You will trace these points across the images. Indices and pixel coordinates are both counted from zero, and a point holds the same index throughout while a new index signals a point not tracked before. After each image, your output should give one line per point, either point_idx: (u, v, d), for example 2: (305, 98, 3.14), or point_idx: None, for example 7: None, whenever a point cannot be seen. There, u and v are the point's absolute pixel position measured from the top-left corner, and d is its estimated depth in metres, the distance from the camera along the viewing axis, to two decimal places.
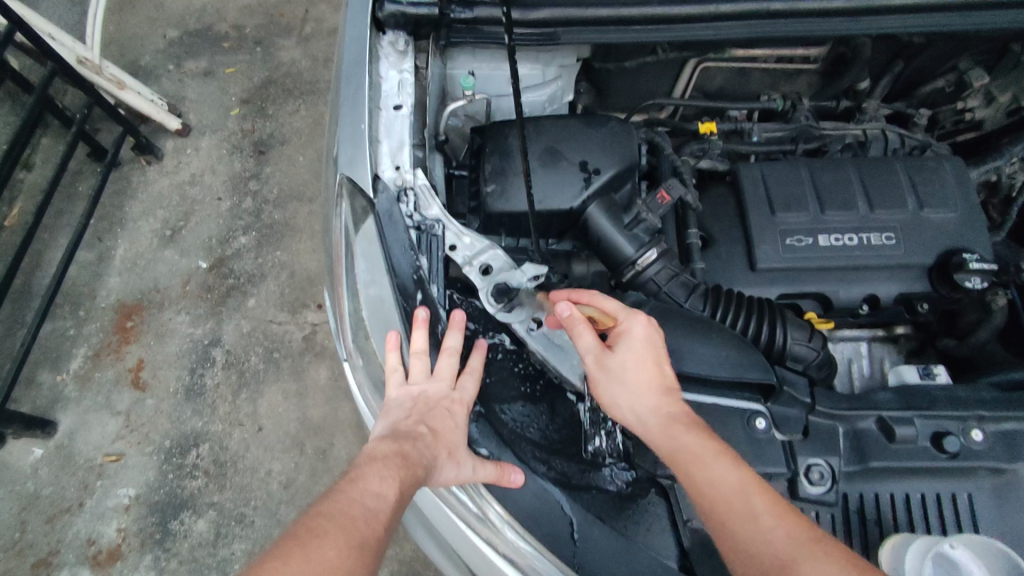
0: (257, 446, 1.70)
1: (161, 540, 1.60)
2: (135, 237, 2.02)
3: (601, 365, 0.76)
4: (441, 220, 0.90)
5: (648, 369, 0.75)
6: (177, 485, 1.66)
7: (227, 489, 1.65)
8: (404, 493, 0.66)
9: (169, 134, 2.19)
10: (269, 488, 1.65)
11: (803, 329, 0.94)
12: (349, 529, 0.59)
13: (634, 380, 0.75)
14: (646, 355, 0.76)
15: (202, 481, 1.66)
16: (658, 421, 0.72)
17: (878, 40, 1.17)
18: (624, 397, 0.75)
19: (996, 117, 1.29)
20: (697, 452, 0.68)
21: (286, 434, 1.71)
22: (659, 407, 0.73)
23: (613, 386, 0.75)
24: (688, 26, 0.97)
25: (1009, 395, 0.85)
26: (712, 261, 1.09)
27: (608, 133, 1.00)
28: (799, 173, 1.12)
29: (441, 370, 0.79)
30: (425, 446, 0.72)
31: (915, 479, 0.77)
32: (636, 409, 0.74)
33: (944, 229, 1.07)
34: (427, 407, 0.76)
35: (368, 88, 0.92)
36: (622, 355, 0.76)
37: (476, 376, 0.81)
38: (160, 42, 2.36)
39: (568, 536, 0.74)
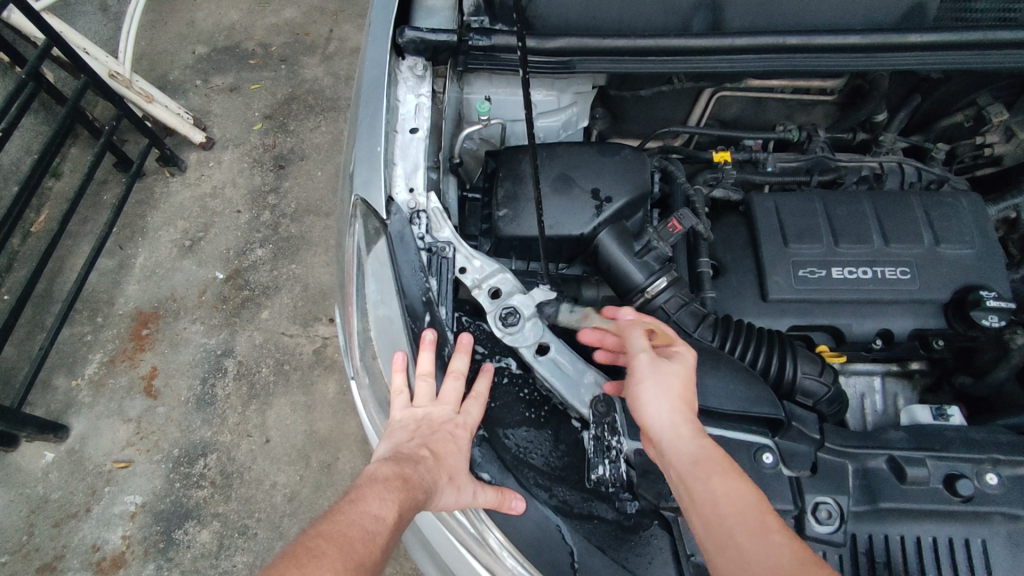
0: (264, 458, 1.71)
1: (164, 550, 1.60)
2: (155, 246, 2.06)
3: (652, 364, 0.78)
4: (453, 243, 0.90)
5: (689, 386, 0.77)
6: (183, 494, 1.67)
7: (231, 501, 1.65)
8: (403, 517, 0.66)
9: (193, 147, 2.25)
10: (274, 500, 1.65)
11: (814, 363, 0.92)
12: (347, 551, 0.59)
13: (678, 386, 0.76)
14: (692, 378, 0.78)
15: (208, 491, 1.67)
16: (689, 428, 0.72)
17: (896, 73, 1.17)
18: (663, 396, 0.75)
19: (1017, 153, 1.25)
20: (717, 464, 0.68)
21: (293, 446, 1.72)
22: (692, 420, 0.73)
23: (656, 383, 0.76)
24: (704, 58, 0.98)
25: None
26: (723, 290, 1.08)
27: (622, 162, 1.01)
28: (813, 205, 1.12)
29: (446, 393, 0.79)
30: (426, 469, 0.71)
31: (928, 523, 0.75)
32: (672, 413, 0.74)
33: (961, 266, 1.06)
34: (430, 430, 0.76)
35: (385, 112, 0.94)
36: (673, 365, 0.78)
37: (481, 401, 0.81)
38: (189, 58, 2.44)
39: (566, 565, 0.74)
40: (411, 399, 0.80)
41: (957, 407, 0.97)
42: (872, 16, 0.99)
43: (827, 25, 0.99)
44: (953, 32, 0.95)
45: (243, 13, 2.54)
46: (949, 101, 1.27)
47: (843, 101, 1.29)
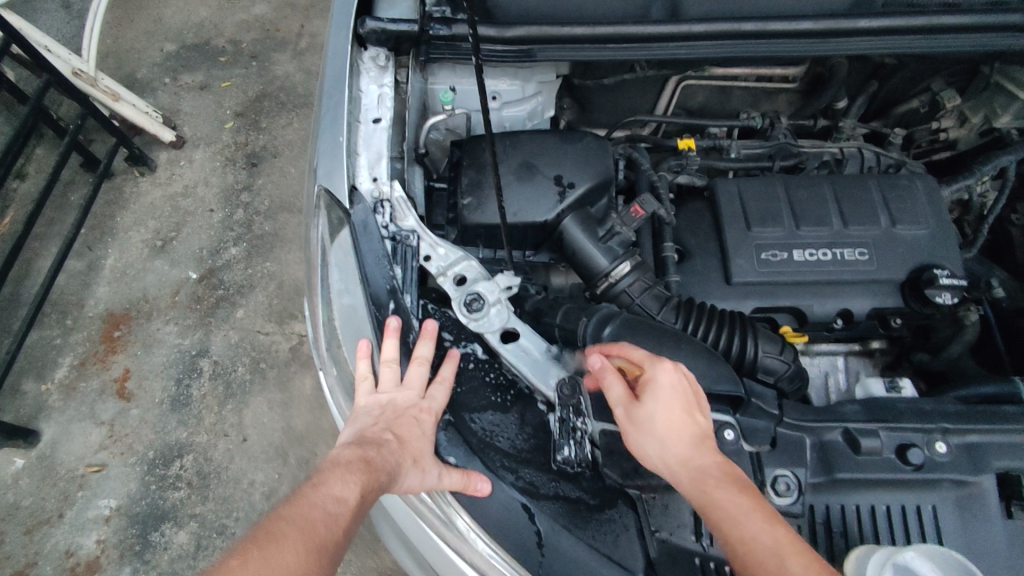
0: (241, 457, 1.70)
1: (140, 552, 1.59)
2: (125, 248, 2.03)
3: (631, 416, 0.73)
4: (417, 231, 0.91)
5: (677, 417, 0.72)
6: (159, 496, 1.65)
7: (209, 501, 1.64)
8: (365, 499, 0.68)
9: (163, 146, 2.22)
10: (252, 499, 1.64)
11: (774, 342, 0.94)
12: (309, 534, 0.61)
13: (664, 425, 0.72)
14: (676, 401, 0.73)
15: (185, 492, 1.66)
16: (689, 473, 0.69)
17: (854, 60, 1.21)
18: (654, 445, 0.71)
19: (970, 136, 1.31)
20: (728, 509, 0.66)
21: (270, 444, 1.71)
22: (698, 458, 0.70)
23: (641, 435, 0.72)
24: (662, 44, 1.00)
25: (975, 407, 0.84)
26: (687, 274, 1.10)
27: (584, 149, 1.00)
28: (774, 189, 1.14)
29: (411, 379, 0.80)
30: (389, 452, 0.73)
31: (881, 491, 0.77)
32: (670, 458, 0.71)
33: (915, 246, 1.09)
34: (394, 415, 0.77)
35: (347, 102, 0.95)
36: (650, 404, 0.73)
37: (446, 386, 0.82)
38: (157, 56, 2.40)
39: (531, 545, 0.74)
40: (376, 386, 0.80)
41: (912, 380, 0.99)
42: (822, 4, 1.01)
43: (782, 11, 1.00)
44: (902, 18, 0.98)
45: (211, 10, 2.51)
46: (905, 88, 1.30)
47: (804, 88, 1.33)
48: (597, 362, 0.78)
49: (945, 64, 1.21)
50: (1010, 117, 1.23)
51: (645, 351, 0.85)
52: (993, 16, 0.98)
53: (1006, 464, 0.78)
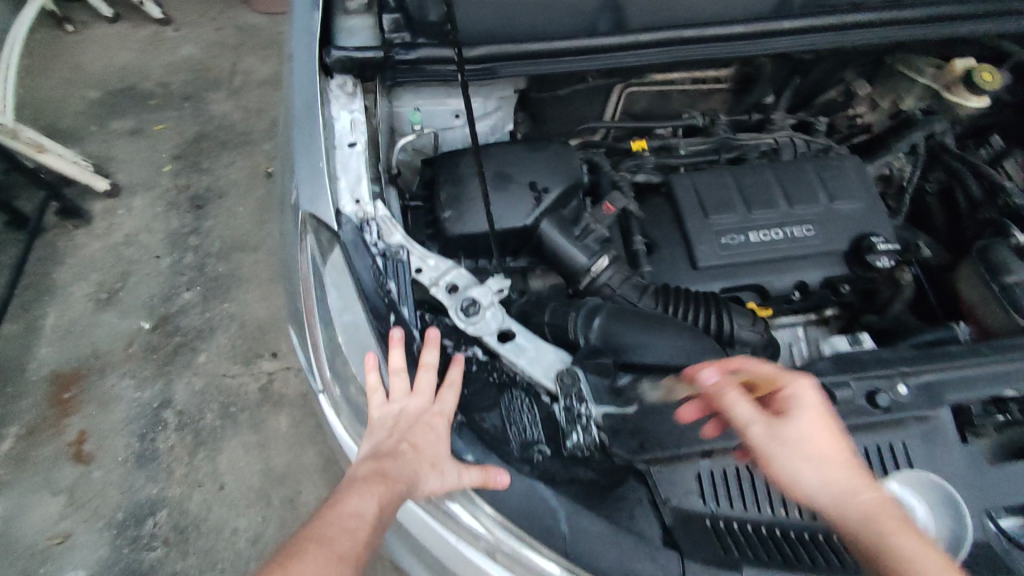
0: (220, 505, 1.64)
1: None
2: (69, 305, 1.96)
3: (773, 435, 0.67)
4: (405, 246, 0.94)
5: (831, 438, 0.66)
6: (135, 558, 1.57)
7: (190, 555, 1.57)
8: (385, 510, 0.69)
9: (98, 196, 2.16)
10: (236, 547, 1.58)
11: (746, 316, 1.02)
12: (331, 545, 0.61)
13: (811, 441, 0.65)
14: (825, 422, 0.67)
15: (162, 550, 1.58)
16: (855, 505, 0.61)
17: (776, 59, 1.33)
18: (804, 468, 0.64)
19: (882, 119, 1.46)
20: (910, 552, 0.56)
21: (250, 487, 1.66)
22: (853, 482, 0.63)
23: (787, 455, 0.65)
24: (613, 54, 1.08)
25: (924, 350, 0.95)
26: (658, 264, 1.17)
27: (551, 155, 1.06)
28: (724, 179, 1.24)
29: (420, 386, 0.83)
30: (405, 461, 0.75)
31: (858, 435, 0.86)
32: (825, 485, 0.63)
33: (852, 218, 1.21)
34: (407, 424, 0.79)
35: (322, 129, 0.97)
36: (795, 421, 0.67)
37: (455, 389, 0.84)
38: (80, 104, 2.35)
39: (559, 526, 0.78)
40: (387, 398, 0.82)
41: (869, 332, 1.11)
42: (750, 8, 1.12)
43: (716, 17, 1.10)
44: (817, 18, 1.11)
45: (135, 55, 2.50)
46: (822, 81, 1.45)
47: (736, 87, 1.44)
48: (714, 376, 0.74)
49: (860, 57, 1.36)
50: (914, 99, 1.37)
51: (632, 334, 0.92)
52: (895, 12, 1.13)
53: (958, 395, 0.87)
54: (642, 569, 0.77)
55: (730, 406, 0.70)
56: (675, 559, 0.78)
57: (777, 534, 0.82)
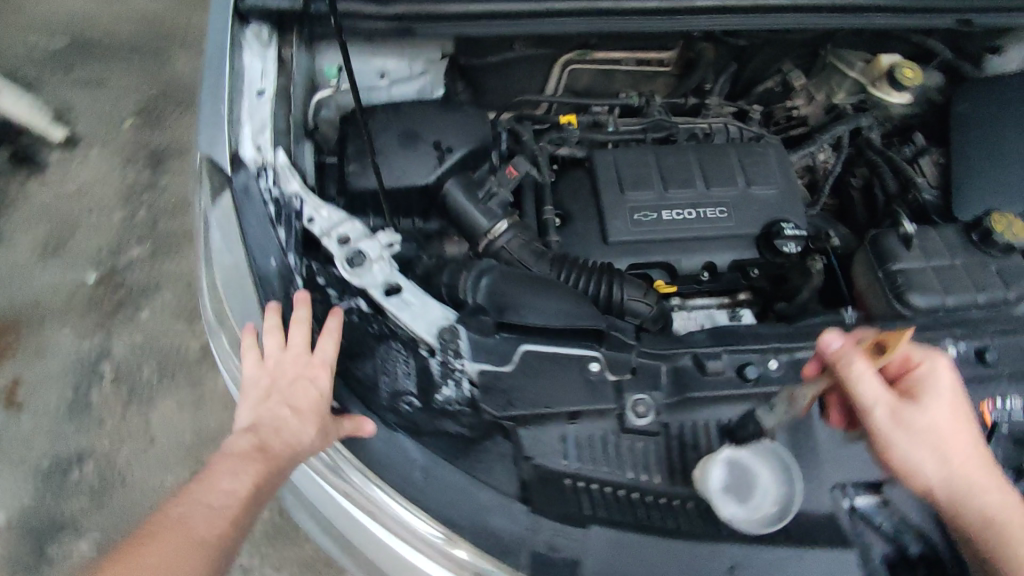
0: (147, 459, 1.65)
1: (37, 564, 1.53)
2: (12, 253, 1.95)
3: (898, 419, 0.77)
4: (301, 195, 0.94)
5: (956, 419, 0.79)
6: (57, 506, 1.60)
7: (113, 506, 1.60)
8: (260, 488, 0.72)
9: (53, 146, 2.13)
10: (160, 501, 1.60)
11: (639, 287, 1.02)
12: (189, 535, 0.65)
13: (933, 427, 0.77)
14: (954, 405, 0.79)
15: (86, 499, 1.60)
16: (960, 478, 0.77)
17: (716, 45, 1.36)
18: (921, 451, 0.77)
19: (818, 113, 1.45)
20: (1002, 519, 0.75)
21: (180, 444, 1.67)
22: (966, 459, 0.78)
23: (911, 438, 0.77)
24: (534, 20, 1.08)
25: (794, 328, 0.98)
26: (569, 236, 1.18)
27: (462, 116, 1.07)
28: (646, 157, 1.24)
29: (296, 341, 0.82)
30: (286, 428, 0.76)
31: (724, 406, 0.89)
32: (939, 463, 0.77)
33: (767, 203, 1.22)
34: (286, 384, 0.79)
35: (227, 74, 0.95)
36: (925, 407, 0.78)
37: (334, 338, 0.83)
38: (44, 53, 2.32)
39: (413, 476, 0.80)
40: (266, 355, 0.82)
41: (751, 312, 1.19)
42: None
43: None
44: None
45: (104, 4, 2.45)
46: (762, 70, 1.45)
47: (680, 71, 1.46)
48: (839, 343, 0.78)
49: (798, 46, 1.37)
50: (846, 93, 1.38)
51: (517, 293, 0.93)
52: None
53: None
54: (493, 522, 0.80)
55: (861, 383, 0.77)
56: (525, 512, 0.80)
57: (633, 496, 0.84)
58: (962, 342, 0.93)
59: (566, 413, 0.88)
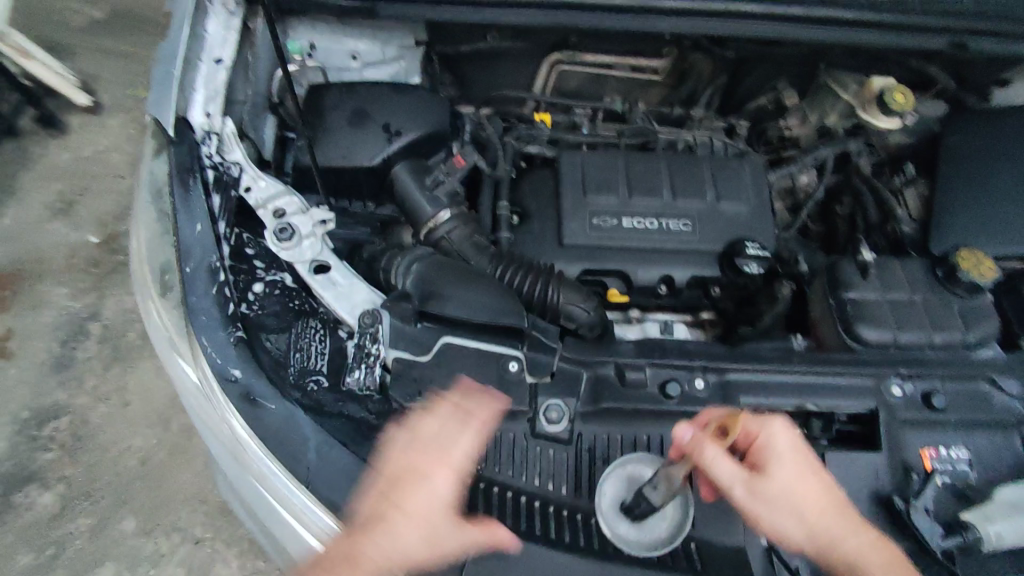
0: (119, 421, 1.68)
1: (1, 512, 1.56)
2: (23, 208, 1.98)
3: (755, 494, 0.75)
4: (242, 164, 0.93)
5: (808, 480, 0.77)
6: (29, 457, 1.63)
7: (81, 463, 1.62)
8: None
9: (77, 109, 2.19)
10: (127, 464, 1.62)
11: (578, 291, 0.98)
12: None
13: (793, 496, 0.75)
14: (801, 466, 0.77)
15: (56, 453, 1.63)
16: (829, 542, 0.75)
17: (709, 58, 1.32)
18: (785, 524, 0.75)
19: (810, 136, 1.38)
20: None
21: (153, 410, 1.69)
22: (830, 520, 0.75)
23: (772, 512, 0.75)
24: (497, 10, 1.05)
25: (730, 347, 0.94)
26: (525, 236, 1.15)
27: (415, 100, 1.06)
28: (614, 163, 1.21)
29: (427, 434, 0.76)
30: (393, 532, 0.71)
31: (642, 422, 0.85)
32: (806, 531, 0.75)
33: (735, 221, 1.18)
34: (397, 478, 0.74)
35: (186, 39, 0.96)
36: (773, 477, 0.76)
37: (476, 431, 0.77)
38: (81, 19, 2.37)
39: (305, 455, 0.79)
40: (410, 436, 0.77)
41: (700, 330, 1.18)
42: None
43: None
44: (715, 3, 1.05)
45: None
46: (756, 87, 1.40)
47: (673, 84, 1.41)
48: (688, 433, 0.75)
49: (796, 61, 1.31)
50: (837, 116, 1.31)
51: (441, 282, 0.89)
52: (790, 7, 1.06)
53: (750, 401, 0.87)
54: None
55: (714, 468, 0.74)
56: None
57: (533, 504, 0.81)
58: (906, 383, 0.89)
59: None
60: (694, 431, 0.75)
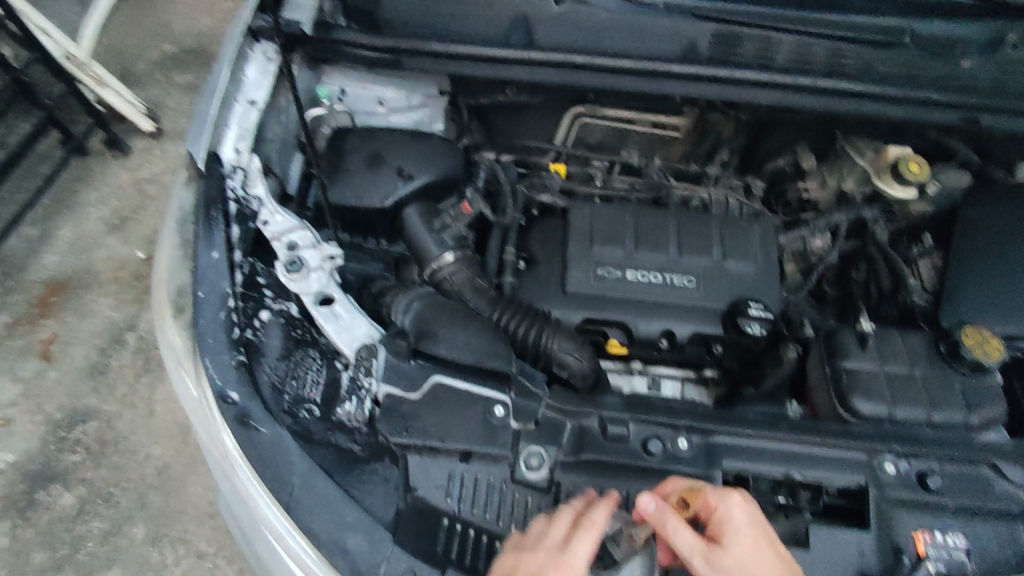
0: (143, 430, 1.75)
1: (23, 508, 1.64)
2: (81, 222, 2.13)
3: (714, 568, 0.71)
4: (262, 199, 1.00)
5: (765, 556, 0.73)
6: (56, 457, 1.71)
7: (102, 468, 1.69)
8: None
9: (140, 134, 2.36)
10: (143, 472, 1.68)
11: (570, 338, 1.01)
12: None
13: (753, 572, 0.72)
14: (759, 539, 0.74)
15: (80, 456, 1.71)
16: None
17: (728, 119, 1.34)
18: None
19: (828, 200, 1.35)
20: None
21: (174, 422, 1.76)
22: None
23: None
24: (509, 68, 1.12)
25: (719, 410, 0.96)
26: (531, 281, 1.18)
27: (429, 147, 1.13)
28: (624, 216, 1.23)
29: (552, 538, 0.74)
30: None
31: (621, 476, 0.87)
32: None
33: (741, 280, 1.18)
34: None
35: (225, 82, 1.05)
36: (732, 550, 0.73)
37: (593, 533, 0.73)
38: (155, 54, 2.58)
39: (289, 479, 0.80)
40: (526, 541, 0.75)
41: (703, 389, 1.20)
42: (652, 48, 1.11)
43: (615, 48, 1.11)
44: (722, 68, 1.08)
45: (215, 21, 2.72)
46: (776, 148, 1.40)
47: (694, 139, 1.41)
48: (653, 503, 0.73)
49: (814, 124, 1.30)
50: (854, 181, 1.30)
51: (436, 322, 0.95)
52: (799, 75, 1.08)
53: (734, 463, 0.88)
54: (351, 543, 0.78)
55: (677, 538, 0.72)
56: (387, 541, 0.79)
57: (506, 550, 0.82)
58: (901, 461, 0.89)
59: (456, 453, 0.86)
60: (658, 500, 0.74)
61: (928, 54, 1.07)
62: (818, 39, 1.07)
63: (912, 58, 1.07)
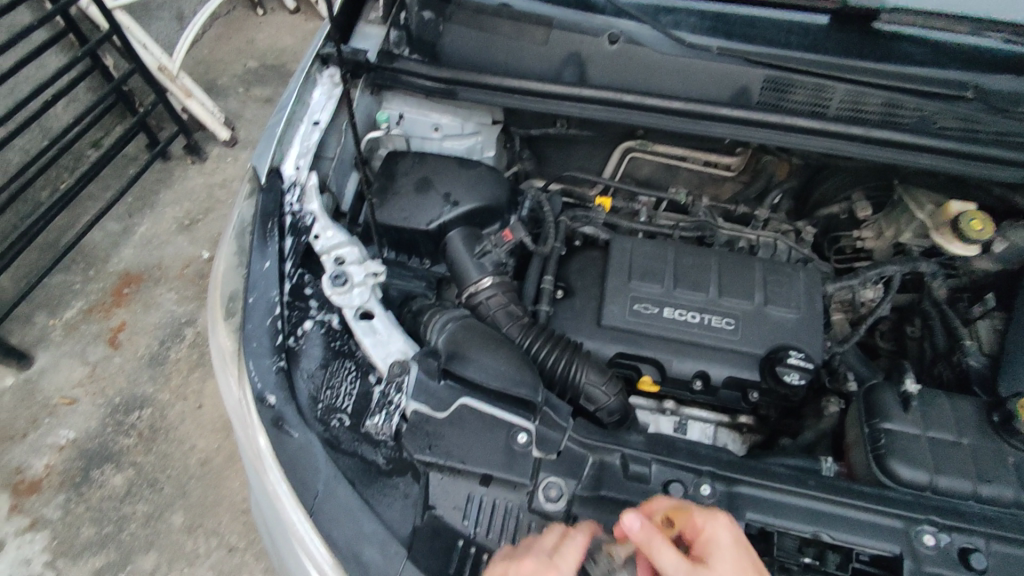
0: (191, 420, 1.84)
1: (78, 484, 1.75)
2: (157, 220, 2.29)
3: None
4: (316, 215, 1.05)
5: None
6: (112, 438, 1.82)
7: (151, 453, 1.79)
8: None
9: (218, 142, 2.52)
10: (188, 461, 1.77)
11: (599, 373, 1.04)
12: None
13: None
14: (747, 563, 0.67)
15: (133, 440, 1.81)
16: None
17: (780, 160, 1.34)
18: None
19: (884, 250, 1.32)
20: None
21: (220, 416, 1.85)
22: None
23: None
24: (558, 103, 1.14)
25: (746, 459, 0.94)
26: (565, 310, 1.19)
27: (475, 175, 1.17)
28: (664, 253, 1.22)
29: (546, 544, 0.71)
30: None
31: None
32: None
33: (782, 326, 1.15)
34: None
35: (293, 105, 1.14)
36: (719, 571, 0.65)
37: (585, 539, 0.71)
38: (239, 69, 2.77)
39: (314, 486, 0.83)
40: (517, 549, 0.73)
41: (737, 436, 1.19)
42: (708, 91, 1.11)
43: (663, 90, 1.13)
44: (771, 113, 1.07)
45: (295, 41, 2.89)
46: (830, 194, 1.38)
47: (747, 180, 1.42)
48: (637, 521, 0.66)
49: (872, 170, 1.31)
50: (912, 234, 1.24)
51: (469, 346, 0.96)
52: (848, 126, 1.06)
53: (757, 517, 0.85)
54: (366, 554, 0.79)
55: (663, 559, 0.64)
56: (400, 556, 0.80)
57: None
58: (941, 533, 0.84)
59: (477, 475, 0.88)
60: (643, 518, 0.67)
61: (992, 110, 1.05)
62: (871, 91, 1.05)
63: (966, 112, 1.05)
